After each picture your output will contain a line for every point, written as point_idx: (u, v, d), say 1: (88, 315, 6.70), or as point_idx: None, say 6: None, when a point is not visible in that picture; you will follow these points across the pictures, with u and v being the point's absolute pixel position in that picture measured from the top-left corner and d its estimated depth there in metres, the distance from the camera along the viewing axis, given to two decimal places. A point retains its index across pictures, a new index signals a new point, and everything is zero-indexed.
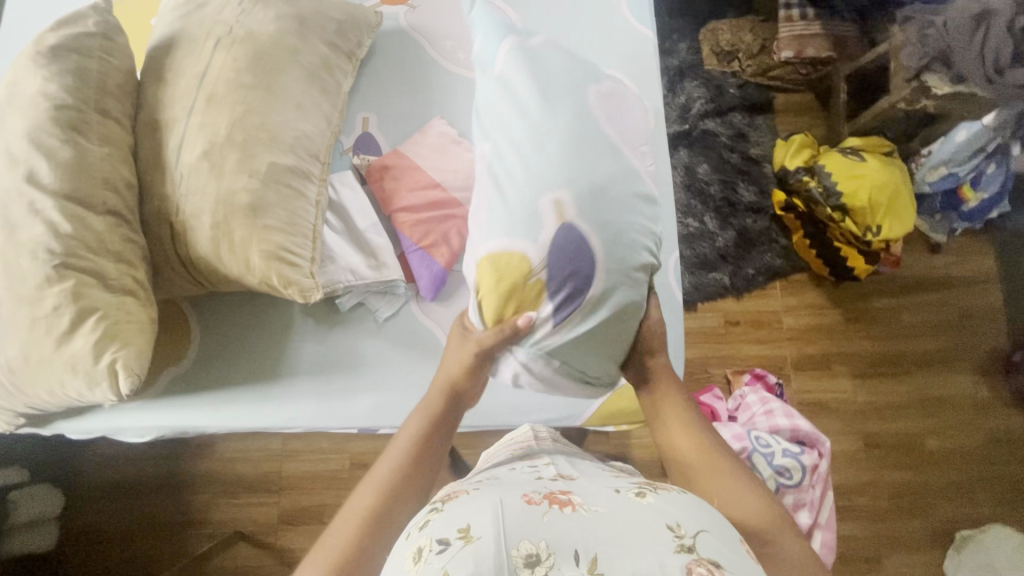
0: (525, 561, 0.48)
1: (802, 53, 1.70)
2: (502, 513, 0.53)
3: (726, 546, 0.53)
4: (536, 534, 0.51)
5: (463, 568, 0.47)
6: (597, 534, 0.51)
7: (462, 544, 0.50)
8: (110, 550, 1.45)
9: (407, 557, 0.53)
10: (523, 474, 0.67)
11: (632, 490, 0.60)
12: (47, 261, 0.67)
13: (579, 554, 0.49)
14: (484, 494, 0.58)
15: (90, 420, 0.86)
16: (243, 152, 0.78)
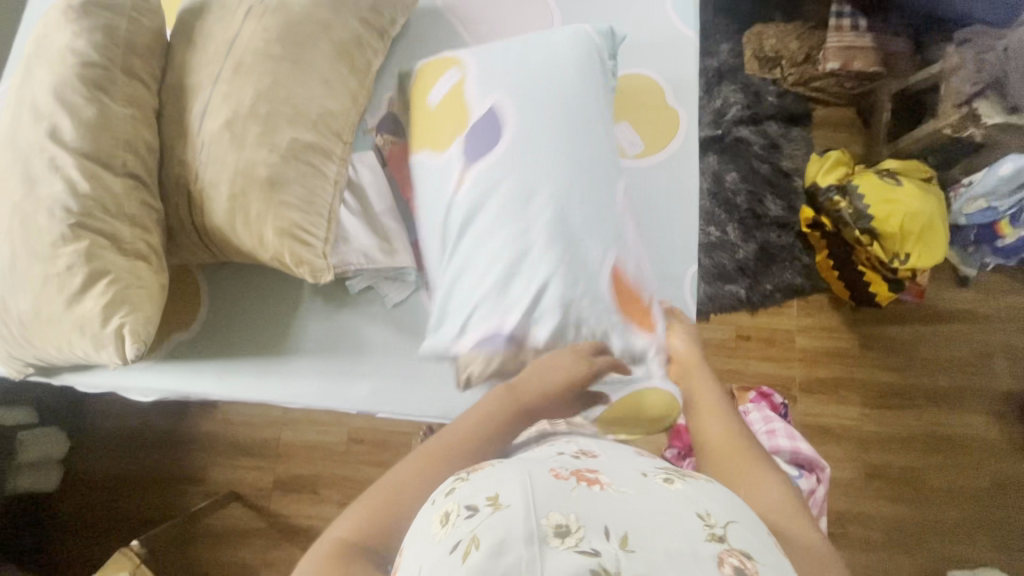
0: (555, 530, 0.47)
1: (848, 66, 1.62)
2: (530, 481, 0.52)
3: (759, 540, 0.51)
4: (565, 507, 0.49)
5: (492, 536, 0.47)
6: (629, 513, 0.50)
7: (491, 512, 0.49)
8: (110, 497, 1.49)
9: (433, 522, 0.52)
10: (542, 451, 0.66)
11: (660, 475, 0.58)
12: (64, 220, 0.67)
13: (609, 530, 0.48)
14: (508, 463, 0.57)
15: (97, 376, 0.87)
16: (266, 125, 0.77)
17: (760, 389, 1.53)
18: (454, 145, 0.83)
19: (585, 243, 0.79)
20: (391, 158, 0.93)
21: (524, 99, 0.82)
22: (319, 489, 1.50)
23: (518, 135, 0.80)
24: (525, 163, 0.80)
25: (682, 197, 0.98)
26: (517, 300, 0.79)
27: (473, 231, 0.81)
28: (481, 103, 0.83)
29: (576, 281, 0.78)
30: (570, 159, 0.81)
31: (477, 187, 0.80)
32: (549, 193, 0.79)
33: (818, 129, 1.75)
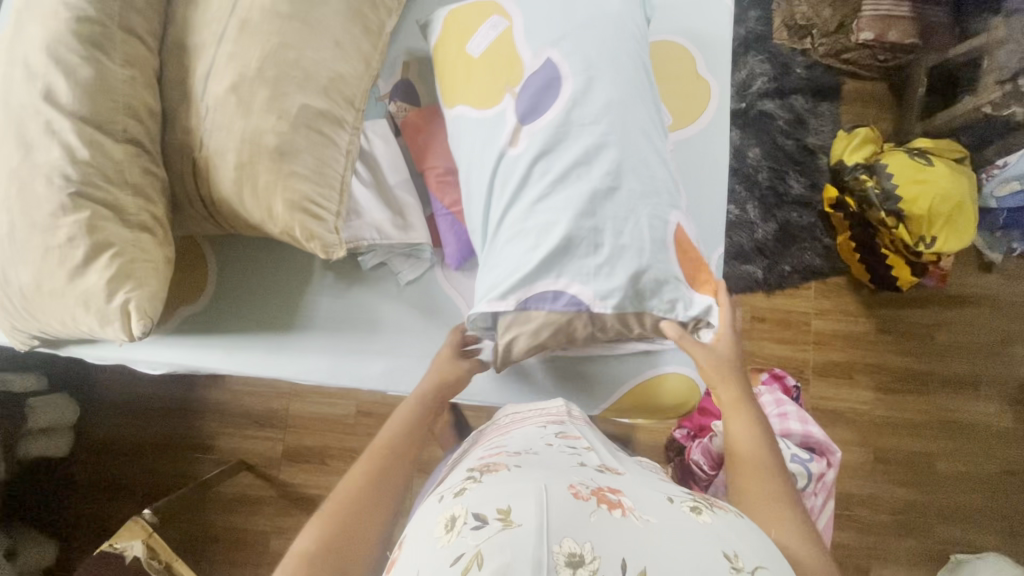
0: (567, 560, 0.46)
1: (883, 37, 1.53)
2: (546, 498, 0.50)
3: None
4: (581, 534, 0.48)
5: (500, 554, 0.45)
6: (650, 546, 0.48)
7: (500, 528, 0.48)
8: (121, 463, 1.50)
9: (438, 524, 0.52)
10: (563, 455, 0.64)
11: (687, 503, 0.56)
12: (63, 188, 0.63)
13: (626, 563, 0.46)
14: (524, 475, 0.55)
15: (103, 349, 0.85)
16: (275, 90, 0.73)
17: (773, 371, 1.51)
18: (504, 101, 0.79)
19: (649, 198, 0.76)
20: (406, 128, 0.90)
21: (581, 51, 0.77)
22: (327, 460, 1.50)
23: (576, 90, 0.76)
24: (583, 120, 0.76)
25: (710, 175, 0.94)
26: (580, 260, 0.75)
27: (526, 191, 0.76)
28: (534, 58, 0.79)
29: (641, 238, 0.75)
30: (627, 113, 0.76)
31: (532, 145, 0.76)
32: (611, 148, 0.75)
33: (847, 103, 1.67)
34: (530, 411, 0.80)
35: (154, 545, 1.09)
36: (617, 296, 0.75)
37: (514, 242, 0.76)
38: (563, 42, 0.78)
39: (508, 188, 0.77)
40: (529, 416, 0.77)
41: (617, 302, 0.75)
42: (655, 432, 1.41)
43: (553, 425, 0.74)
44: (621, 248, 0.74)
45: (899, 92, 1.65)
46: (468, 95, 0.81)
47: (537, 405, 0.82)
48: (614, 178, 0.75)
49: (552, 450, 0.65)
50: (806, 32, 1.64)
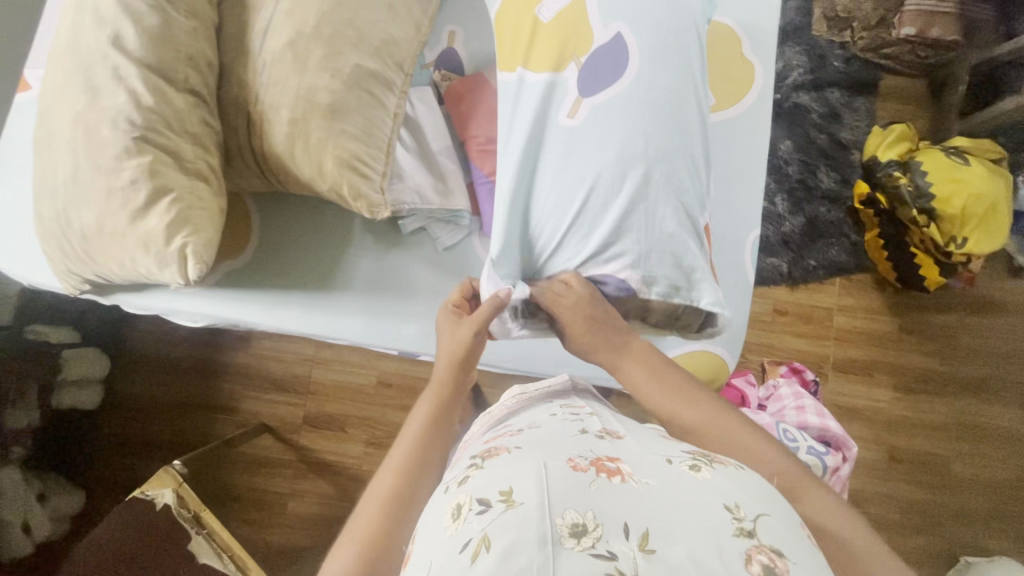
0: (570, 530, 0.46)
1: (926, 33, 1.51)
2: (545, 476, 0.51)
3: (789, 535, 0.49)
4: (583, 504, 0.48)
5: (504, 534, 0.46)
6: (650, 508, 0.48)
7: (504, 509, 0.49)
8: (147, 419, 1.54)
9: (445, 513, 0.53)
10: (566, 424, 0.65)
11: (685, 462, 0.56)
12: (127, 133, 0.65)
13: (629, 527, 0.46)
14: (526, 455, 0.56)
15: (148, 298, 0.87)
16: (330, 48, 0.74)
17: (792, 364, 1.51)
18: (566, 71, 0.79)
19: (687, 191, 0.77)
20: (449, 96, 0.91)
21: (651, 30, 0.77)
22: (346, 428, 1.53)
23: (643, 69, 0.76)
24: (641, 103, 0.76)
25: (749, 158, 0.94)
26: (635, 243, 0.76)
27: (587, 165, 0.77)
28: (604, 30, 0.78)
29: (689, 225, 0.77)
30: (685, 100, 0.78)
31: (597, 121, 0.77)
32: (669, 135, 0.76)
33: (882, 99, 1.65)
34: (534, 386, 0.82)
35: (184, 495, 1.13)
36: (663, 282, 0.78)
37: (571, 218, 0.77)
38: (635, 20, 0.77)
39: (568, 162, 0.77)
40: (534, 395, 0.78)
41: (663, 288, 0.78)
42: None
43: (560, 398, 0.76)
44: (671, 236, 0.76)
45: (938, 90, 1.62)
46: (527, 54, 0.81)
47: (543, 385, 0.82)
48: (673, 164, 0.76)
49: (554, 421, 0.66)
50: (846, 24, 1.62)
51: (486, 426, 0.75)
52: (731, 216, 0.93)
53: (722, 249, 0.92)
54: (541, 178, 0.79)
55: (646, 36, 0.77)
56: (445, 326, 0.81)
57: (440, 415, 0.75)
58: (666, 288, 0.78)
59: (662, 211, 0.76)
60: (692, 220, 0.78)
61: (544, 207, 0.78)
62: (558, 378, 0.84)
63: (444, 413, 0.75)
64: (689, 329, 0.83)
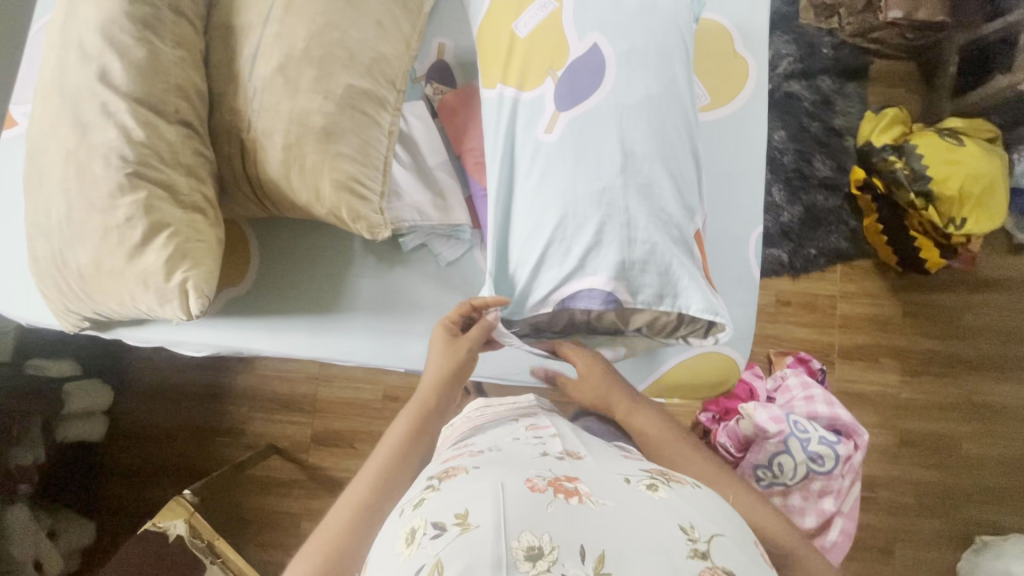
0: (525, 554, 0.46)
1: (913, 15, 1.45)
2: (501, 497, 0.50)
3: (740, 553, 0.51)
4: (540, 527, 0.48)
5: (458, 558, 0.46)
6: (605, 528, 0.49)
7: (458, 533, 0.48)
8: (153, 447, 1.52)
9: (398, 537, 0.52)
10: (527, 447, 0.64)
11: (643, 481, 0.57)
12: (120, 169, 0.64)
13: (585, 550, 0.47)
14: (484, 474, 0.55)
15: (149, 330, 0.86)
16: (321, 70, 0.73)
17: (799, 354, 1.51)
18: (544, 84, 0.78)
19: (668, 200, 0.75)
20: (443, 110, 0.90)
21: (628, 38, 0.77)
22: (356, 445, 1.52)
23: (621, 78, 0.76)
24: (619, 115, 0.75)
25: (746, 154, 0.93)
26: (616, 253, 0.75)
27: (566, 180, 0.75)
28: (580, 42, 0.77)
29: (673, 232, 0.76)
30: (665, 107, 0.77)
31: (576, 132, 0.76)
32: (646, 145, 0.75)
33: (873, 84, 1.64)
34: (499, 403, 0.81)
35: (196, 524, 1.11)
36: (648, 291, 0.76)
37: (552, 230, 0.76)
38: (612, 30, 0.77)
39: (546, 176, 0.76)
40: (501, 411, 0.77)
41: (649, 297, 0.76)
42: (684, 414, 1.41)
43: (526, 417, 0.75)
44: (653, 246, 0.74)
45: (928, 71, 1.62)
46: (509, 67, 0.81)
47: (509, 400, 0.81)
48: (653, 172, 0.75)
49: (515, 442, 0.65)
50: (833, 11, 1.62)
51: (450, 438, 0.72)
52: (731, 212, 0.92)
53: (726, 246, 0.91)
54: (523, 192, 0.79)
55: (623, 46, 0.76)
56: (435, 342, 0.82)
57: (422, 429, 0.74)
58: (651, 296, 0.76)
59: (643, 222, 0.74)
60: (677, 228, 0.76)
61: (526, 219, 0.78)
62: (524, 395, 0.84)
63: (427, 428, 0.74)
64: (690, 334, 0.80)
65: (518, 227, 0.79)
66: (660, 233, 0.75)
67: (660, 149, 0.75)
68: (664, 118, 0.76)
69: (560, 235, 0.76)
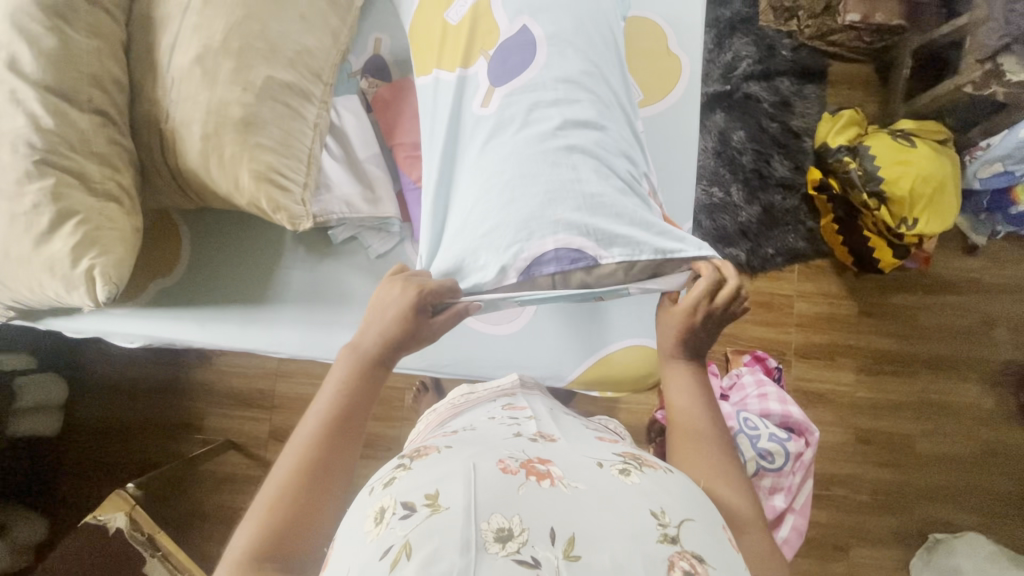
0: (496, 535, 0.45)
1: (870, 18, 1.48)
2: (473, 478, 0.49)
3: (710, 537, 0.50)
4: (510, 509, 0.47)
5: (426, 542, 0.45)
6: (573, 511, 0.48)
7: (429, 513, 0.47)
8: (109, 442, 1.52)
9: (367, 516, 0.50)
10: (501, 427, 0.64)
11: (615, 465, 0.55)
12: (28, 156, 0.64)
13: (555, 533, 0.46)
14: (456, 455, 0.54)
15: (79, 321, 0.86)
16: (240, 61, 0.74)
17: (755, 353, 1.52)
18: (476, 65, 0.81)
19: (616, 160, 0.76)
20: (376, 103, 0.90)
21: (556, 20, 0.79)
22: None
23: (553, 52, 0.78)
24: (556, 84, 0.77)
25: (679, 149, 0.94)
26: (577, 209, 0.73)
27: (514, 146, 0.76)
28: (510, 25, 0.80)
29: (628, 192, 0.76)
30: (599, 77, 0.79)
31: (515, 106, 0.77)
32: (586, 110, 0.77)
33: (831, 86, 1.66)
34: (484, 386, 0.83)
35: (138, 517, 1.10)
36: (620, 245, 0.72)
37: (505, 199, 0.75)
38: (541, 13, 0.79)
39: (494, 146, 0.77)
40: (482, 395, 0.78)
41: (623, 251, 0.72)
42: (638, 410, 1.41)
43: (504, 397, 0.77)
44: (612, 200, 0.74)
45: (885, 73, 1.65)
46: (439, 59, 0.83)
47: (492, 383, 0.82)
48: (595, 137, 0.76)
49: (490, 423, 0.66)
50: (791, 14, 1.63)
51: (433, 424, 0.75)
52: (663, 203, 0.93)
53: None
54: (470, 168, 0.79)
55: (548, 22, 0.79)
56: (388, 290, 0.73)
57: (359, 380, 0.68)
58: (624, 248, 0.73)
59: (595, 178, 0.74)
60: (629, 185, 0.76)
61: (479, 190, 0.77)
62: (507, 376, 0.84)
63: (359, 378, 0.68)
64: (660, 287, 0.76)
65: (472, 202, 0.77)
66: (615, 189, 0.74)
67: (599, 114, 0.77)
68: (600, 86, 0.79)
69: (517, 200, 0.74)
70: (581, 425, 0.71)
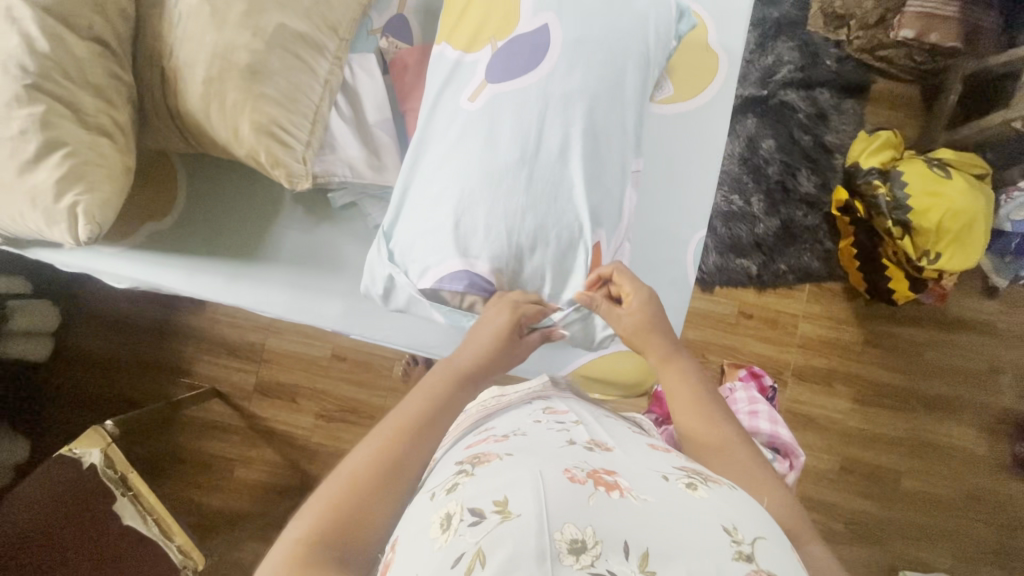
0: (569, 546, 0.43)
1: (924, 37, 1.41)
2: (543, 485, 0.47)
3: (783, 556, 0.47)
4: (583, 519, 0.45)
5: (500, 549, 0.42)
6: (648, 524, 0.45)
7: (499, 521, 0.44)
8: (96, 375, 1.52)
9: (431, 522, 0.47)
10: (551, 433, 0.60)
11: (682, 479, 0.53)
12: (18, 79, 0.61)
13: (628, 546, 0.43)
14: (521, 462, 0.51)
15: (66, 256, 0.84)
16: (253, 4, 0.70)
17: (752, 368, 1.48)
18: (483, 52, 0.76)
19: (571, 196, 0.72)
20: (394, 66, 0.86)
21: (581, 27, 0.73)
22: (297, 399, 1.52)
23: (561, 64, 0.72)
24: (547, 98, 0.72)
25: (705, 153, 0.89)
26: (504, 237, 0.72)
27: (473, 150, 0.72)
28: (531, 19, 0.74)
29: (576, 235, 0.73)
30: (598, 103, 0.73)
31: (497, 107, 0.72)
32: (564, 136, 0.71)
33: (872, 104, 1.59)
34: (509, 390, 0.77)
35: (113, 454, 1.10)
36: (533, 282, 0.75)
37: (444, 201, 0.73)
38: (567, 15, 0.73)
39: (457, 145, 0.73)
40: (513, 397, 0.72)
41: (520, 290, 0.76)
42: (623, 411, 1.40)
43: (540, 400, 0.71)
44: (537, 238, 0.72)
45: (931, 96, 1.57)
46: (463, 32, 0.78)
47: (522, 386, 0.77)
48: (558, 167, 0.72)
49: (540, 428, 0.61)
50: (843, 22, 1.56)
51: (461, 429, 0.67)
52: (673, 207, 0.88)
53: (665, 246, 0.88)
54: (431, 160, 0.76)
55: (568, 32, 0.73)
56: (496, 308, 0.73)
57: (456, 385, 0.67)
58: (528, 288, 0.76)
59: (534, 211, 0.71)
60: (569, 229, 0.73)
61: (428, 185, 0.75)
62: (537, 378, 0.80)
63: (456, 388, 0.66)
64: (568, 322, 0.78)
65: (418, 188, 0.76)
66: (549, 226, 0.72)
67: (570, 146, 0.71)
68: (587, 114, 0.72)
69: (454, 206, 0.72)
70: (628, 430, 0.68)
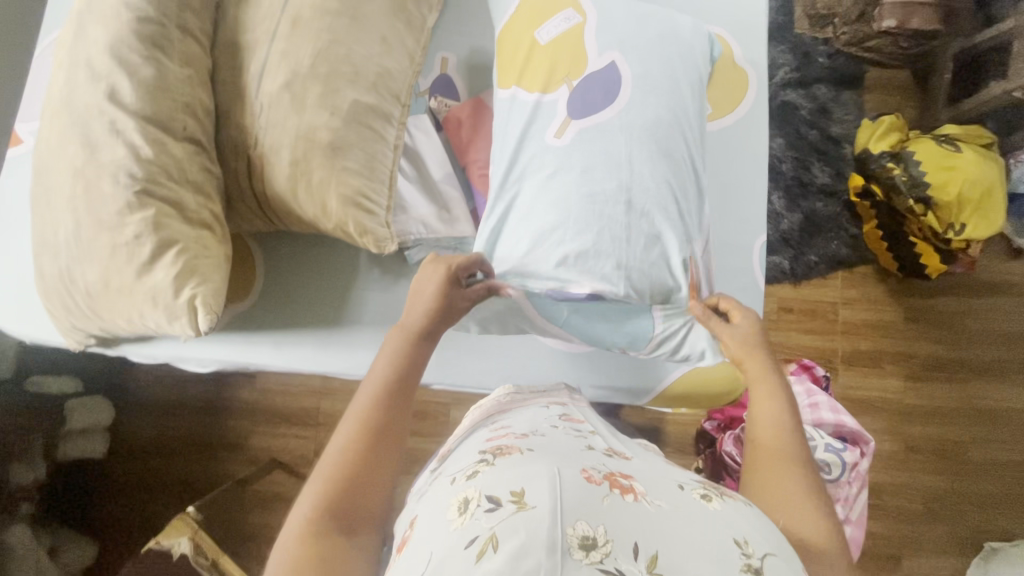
0: (580, 543, 0.42)
1: (905, 24, 1.44)
2: (560, 481, 0.46)
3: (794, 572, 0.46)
4: (595, 518, 0.44)
5: (514, 537, 0.42)
6: (660, 530, 0.44)
7: (514, 510, 0.44)
8: (153, 463, 1.50)
9: (449, 505, 0.48)
10: (570, 438, 0.60)
11: (697, 489, 0.52)
12: (128, 186, 0.64)
13: (638, 548, 0.42)
14: (540, 458, 0.51)
15: (155, 348, 0.86)
16: (327, 86, 0.74)
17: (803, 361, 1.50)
18: (559, 91, 0.80)
19: (667, 208, 0.77)
20: (447, 124, 0.90)
21: (644, 62, 0.79)
22: None
23: (635, 96, 0.78)
24: (628, 128, 0.77)
25: (752, 164, 0.93)
26: (610, 255, 0.75)
27: (569, 180, 0.76)
28: (599, 58, 0.79)
29: (676, 248, 0.77)
30: (674, 128, 0.78)
31: (584, 141, 0.77)
32: (651, 159, 0.76)
33: (869, 92, 1.66)
34: (531, 391, 0.81)
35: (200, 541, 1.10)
36: (641, 293, 0.77)
37: (549, 229, 0.76)
38: (630, 51, 0.79)
39: (552, 178, 0.77)
40: (532, 397, 0.77)
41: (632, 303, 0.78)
42: (685, 422, 1.40)
43: (558, 405, 0.74)
44: (642, 253, 0.76)
45: (923, 78, 1.65)
46: (526, 73, 0.82)
47: (539, 388, 0.82)
48: (652, 187, 0.76)
49: (558, 432, 0.62)
50: (828, 21, 1.65)
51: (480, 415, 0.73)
52: (730, 218, 0.92)
53: (730, 257, 0.91)
54: (524, 194, 0.79)
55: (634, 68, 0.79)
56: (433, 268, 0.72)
57: (415, 350, 0.66)
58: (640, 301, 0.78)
59: (636, 229, 0.76)
60: (670, 244, 0.77)
61: (525, 217, 0.78)
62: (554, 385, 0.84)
63: (409, 352, 0.65)
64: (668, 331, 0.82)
65: (515, 221, 0.79)
66: (650, 241, 0.76)
67: (656, 166, 0.77)
68: (665, 136, 0.78)
69: (560, 231, 0.76)
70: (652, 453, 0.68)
